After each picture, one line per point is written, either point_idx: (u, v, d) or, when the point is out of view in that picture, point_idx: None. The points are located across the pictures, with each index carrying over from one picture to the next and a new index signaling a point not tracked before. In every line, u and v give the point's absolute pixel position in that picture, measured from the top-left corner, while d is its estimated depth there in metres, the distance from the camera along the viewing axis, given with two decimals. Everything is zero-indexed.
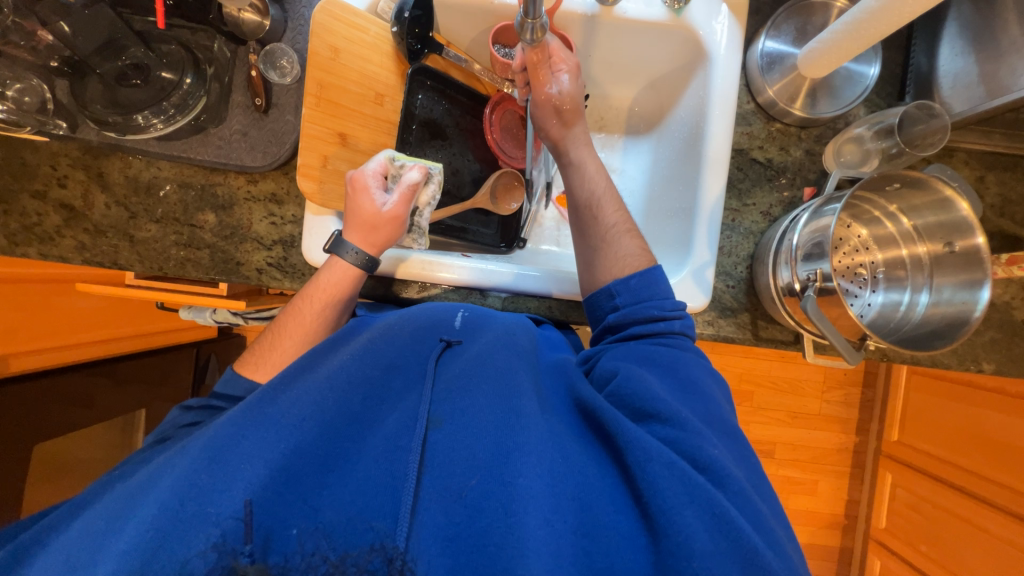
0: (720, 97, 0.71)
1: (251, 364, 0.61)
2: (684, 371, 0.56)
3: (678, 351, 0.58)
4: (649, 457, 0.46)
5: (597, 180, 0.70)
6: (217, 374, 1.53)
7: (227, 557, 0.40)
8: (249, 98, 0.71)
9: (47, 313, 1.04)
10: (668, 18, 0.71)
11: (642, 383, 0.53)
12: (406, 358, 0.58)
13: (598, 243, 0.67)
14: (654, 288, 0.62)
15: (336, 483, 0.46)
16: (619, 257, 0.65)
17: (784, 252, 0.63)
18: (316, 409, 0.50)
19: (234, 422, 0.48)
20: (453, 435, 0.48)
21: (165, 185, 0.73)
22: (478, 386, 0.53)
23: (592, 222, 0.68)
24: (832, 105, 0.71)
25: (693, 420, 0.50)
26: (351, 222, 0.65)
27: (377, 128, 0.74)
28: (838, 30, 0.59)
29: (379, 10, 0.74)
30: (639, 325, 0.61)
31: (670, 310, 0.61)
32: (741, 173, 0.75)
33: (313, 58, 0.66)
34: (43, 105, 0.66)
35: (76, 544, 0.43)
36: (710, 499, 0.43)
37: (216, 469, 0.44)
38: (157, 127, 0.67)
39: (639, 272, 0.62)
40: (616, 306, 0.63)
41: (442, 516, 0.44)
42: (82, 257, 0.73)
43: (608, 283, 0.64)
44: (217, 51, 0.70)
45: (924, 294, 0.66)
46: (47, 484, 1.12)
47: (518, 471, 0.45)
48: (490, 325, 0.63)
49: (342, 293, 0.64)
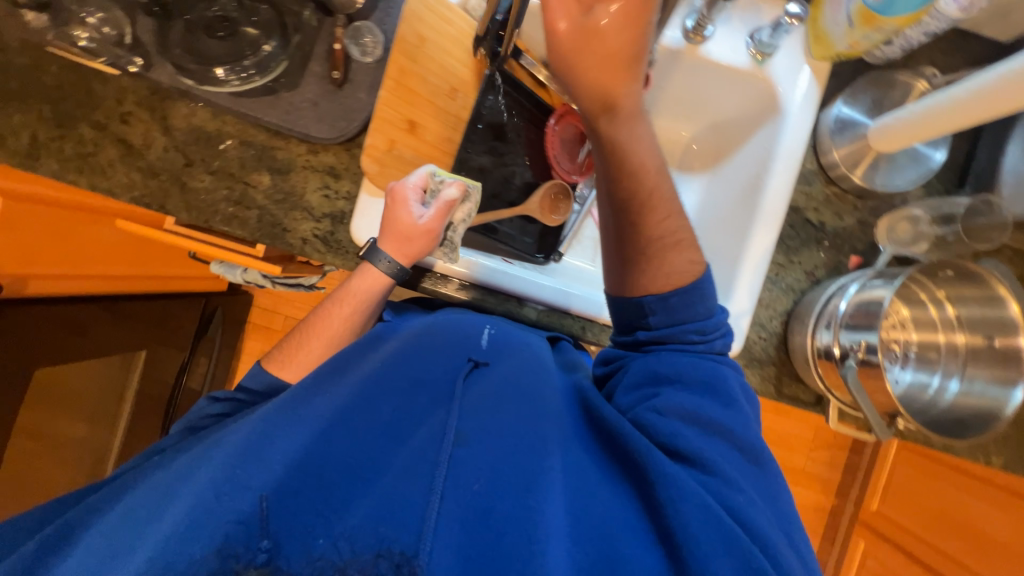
0: (786, 153, 0.72)
1: (276, 362, 0.63)
2: (720, 390, 0.56)
3: (712, 365, 0.58)
4: (682, 494, 0.46)
5: (643, 177, 0.57)
6: (218, 328, 1.60)
7: (246, 555, 0.41)
8: (327, 70, 0.71)
9: (79, 240, 1.03)
10: (749, 67, 0.72)
11: (670, 420, 0.53)
12: (432, 373, 0.57)
13: (639, 257, 0.59)
14: (692, 308, 0.59)
15: (360, 494, 0.46)
16: (668, 269, 0.59)
17: (827, 314, 0.63)
18: (344, 414, 0.50)
19: (266, 422, 0.50)
20: (479, 454, 0.49)
21: (226, 139, 0.73)
22: (503, 409, 0.53)
23: (635, 235, 0.58)
24: (888, 180, 0.71)
25: (719, 458, 0.51)
26: (386, 231, 0.65)
27: (445, 122, 0.74)
28: (918, 111, 0.60)
29: (470, 6, 0.74)
30: (674, 345, 0.59)
31: (709, 331, 0.59)
32: (792, 231, 0.74)
33: (400, 44, 0.67)
34: (121, 39, 0.68)
35: (107, 540, 0.44)
36: (740, 540, 0.45)
37: (246, 466, 0.45)
38: (234, 83, 0.67)
39: (682, 291, 0.58)
40: (649, 325, 0.60)
41: (460, 534, 0.44)
42: (130, 195, 0.73)
43: (640, 297, 0.60)
44: (305, 19, 0.69)
45: (953, 382, 0.65)
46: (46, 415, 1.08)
47: (542, 498, 0.46)
48: (513, 350, 0.63)
49: (369, 296, 0.65)
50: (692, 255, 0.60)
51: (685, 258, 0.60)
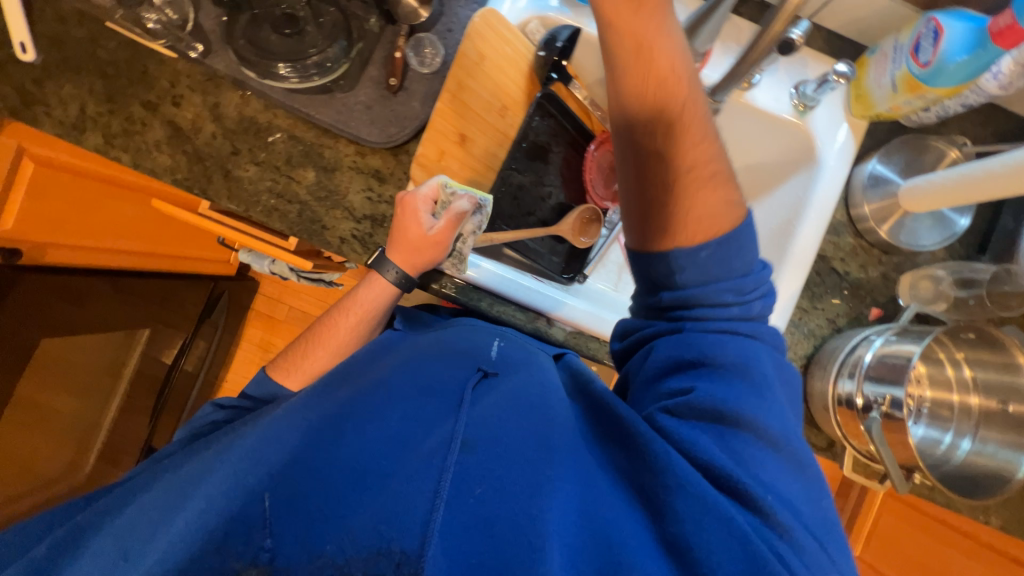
0: (819, 203, 0.75)
1: (283, 369, 0.71)
2: (753, 374, 0.52)
3: (745, 343, 0.54)
4: (704, 507, 0.44)
5: (668, 99, 0.53)
6: (222, 312, 1.58)
7: (250, 552, 0.44)
8: (383, 76, 0.72)
9: (99, 214, 1.06)
10: (791, 117, 0.75)
11: (694, 419, 0.50)
12: (444, 385, 0.57)
13: (665, 194, 0.55)
14: (727, 263, 0.54)
15: (368, 500, 0.45)
16: (698, 208, 0.54)
17: (850, 364, 0.66)
18: (352, 422, 0.52)
19: (282, 429, 0.53)
20: (485, 464, 0.47)
21: (276, 132, 0.73)
22: (513, 418, 0.52)
23: (659, 166, 0.54)
24: (910, 241, 0.74)
25: (744, 455, 0.48)
26: (396, 241, 0.68)
27: (492, 137, 0.76)
28: (950, 178, 0.63)
29: (528, 30, 0.76)
30: (706, 308, 0.54)
31: (745, 292, 0.55)
32: (818, 278, 0.77)
33: (461, 59, 0.68)
34: (184, 24, 0.70)
35: (131, 530, 0.49)
36: (774, 561, 0.41)
37: (260, 468, 0.49)
38: (292, 81, 0.69)
39: (715, 242, 0.53)
40: (677, 282, 0.55)
41: (463, 542, 0.43)
42: (172, 177, 0.73)
43: (669, 247, 0.55)
44: (369, 26, 0.71)
45: (965, 441, 0.67)
46: (43, 387, 1.05)
47: (544, 506, 0.44)
48: (525, 364, 0.62)
49: (372, 309, 0.72)
50: (725, 195, 0.55)
51: (718, 196, 0.54)
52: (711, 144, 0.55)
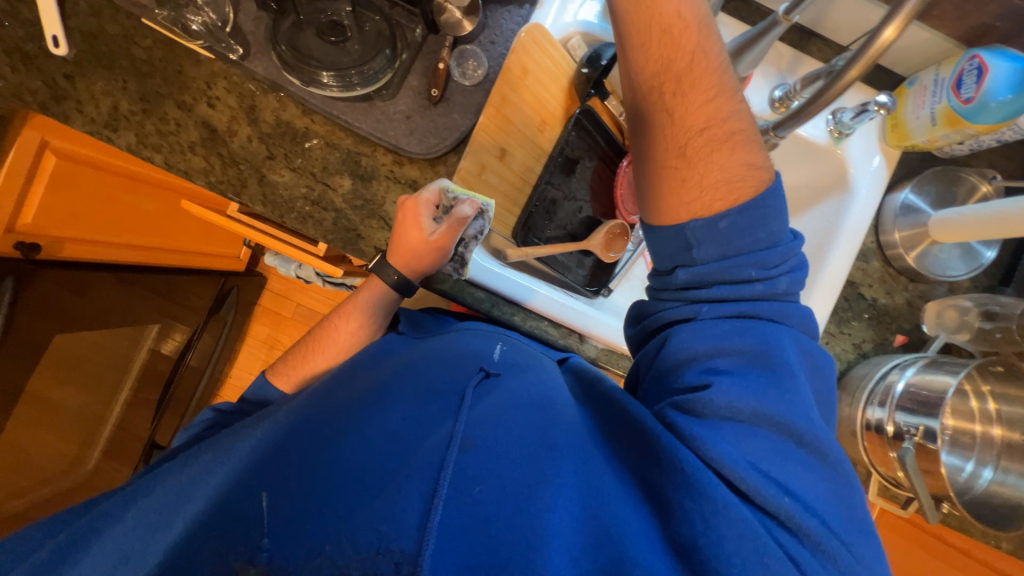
0: (851, 230, 0.76)
1: (283, 374, 0.70)
2: (774, 360, 0.48)
3: (767, 328, 0.50)
4: (715, 509, 0.41)
5: (676, 53, 0.51)
6: (232, 308, 1.57)
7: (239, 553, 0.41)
8: (424, 86, 0.71)
9: (113, 210, 1.03)
10: (826, 143, 0.76)
11: (711, 410, 0.47)
12: (445, 383, 0.53)
13: (678, 160, 0.53)
14: (752, 232, 0.50)
15: (366, 501, 0.41)
16: (713, 171, 0.51)
17: (879, 391, 0.67)
18: (349, 420, 0.48)
19: (280, 435, 0.51)
20: (486, 464, 0.43)
21: (313, 138, 0.72)
22: (516, 418, 0.48)
23: (668, 131, 0.53)
24: (937, 270, 0.75)
25: (762, 452, 0.45)
26: (397, 245, 0.66)
27: (531, 152, 0.77)
28: (987, 214, 0.63)
29: (570, 45, 0.75)
30: (726, 285, 0.51)
31: (771, 266, 0.51)
32: (846, 303, 0.78)
33: (506, 74, 0.68)
34: (222, 26, 0.69)
35: (132, 536, 0.47)
36: (782, 559, 0.40)
37: (263, 473, 0.47)
38: (332, 90, 0.68)
39: (734, 213, 0.50)
40: (697, 257, 0.51)
41: (463, 544, 0.39)
42: (205, 180, 0.72)
43: (684, 220, 0.52)
44: (414, 36, 0.70)
45: (987, 471, 0.68)
46: (57, 385, 1.03)
47: (546, 506, 0.41)
48: (529, 366, 0.58)
49: (372, 313, 0.71)
50: (744, 157, 0.52)
51: (736, 159, 0.52)
52: (728, 102, 0.52)
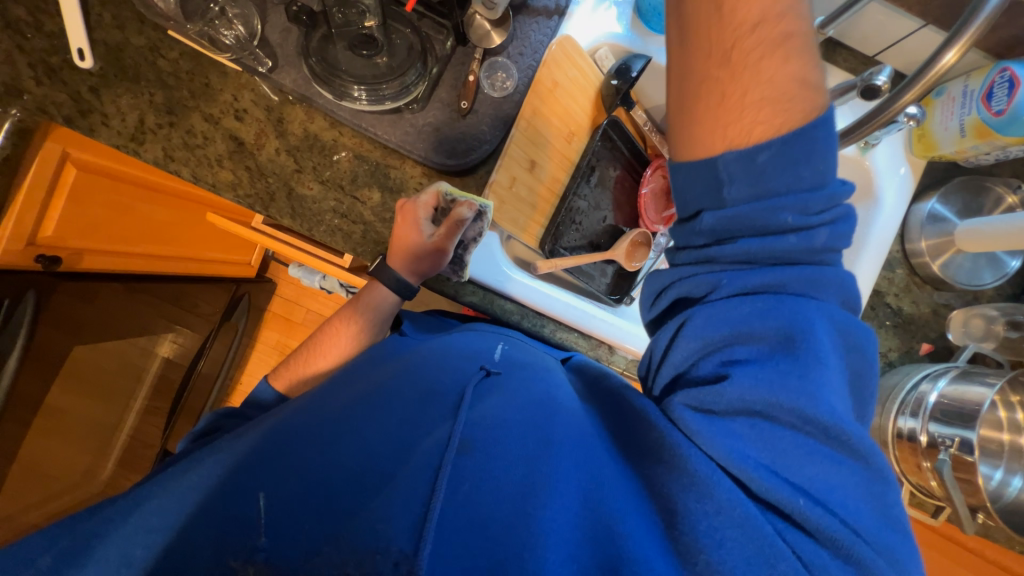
0: (878, 239, 0.76)
1: (284, 377, 0.68)
2: (807, 337, 0.42)
3: (798, 301, 0.43)
4: (715, 507, 0.40)
5: None
6: (243, 314, 1.57)
7: (234, 553, 0.40)
8: (453, 99, 0.71)
9: (130, 219, 1.02)
10: (853, 153, 0.77)
11: (725, 399, 0.43)
12: (446, 385, 0.52)
13: (720, 70, 0.43)
14: (796, 168, 0.42)
15: (366, 502, 0.41)
16: (759, 85, 0.42)
17: (911, 402, 0.68)
18: (352, 418, 0.47)
19: (280, 430, 0.48)
20: (482, 466, 0.43)
21: (341, 151, 0.72)
22: (516, 419, 0.47)
23: (706, 34, 0.43)
24: (968, 280, 0.76)
25: (783, 443, 0.41)
26: (395, 248, 0.65)
27: (559, 163, 0.78)
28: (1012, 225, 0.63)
29: (597, 56, 0.78)
30: (754, 239, 0.44)
31: (812, 215, 0.43)
32: (873, 312, 0.79)
33: (536, 86, 0.69)
34: (251, 40, 0.68)
35: (129, 541, 0.43)
36: (792, 561, 0.37)
37: (260, 469, 0.45)
38: (362, 102, 0.68)
39: (776, 143, 0.41)
40: (723, 199, 0.44)
41: (463, 546, 0.38)
42: (233, 194, 0.71)
43: (718, 151, 0.44)
44: (444, 49, 0.70)
45: (1017, 479, 0.67)
46: (76, 395, 1.02)
47: (541, 504, 0.41)
48: (528, 367, 0.57)
49: (374, 315, 0.69)
50: (798, 68, 0.42)
51: (789, 69, 0.42)
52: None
